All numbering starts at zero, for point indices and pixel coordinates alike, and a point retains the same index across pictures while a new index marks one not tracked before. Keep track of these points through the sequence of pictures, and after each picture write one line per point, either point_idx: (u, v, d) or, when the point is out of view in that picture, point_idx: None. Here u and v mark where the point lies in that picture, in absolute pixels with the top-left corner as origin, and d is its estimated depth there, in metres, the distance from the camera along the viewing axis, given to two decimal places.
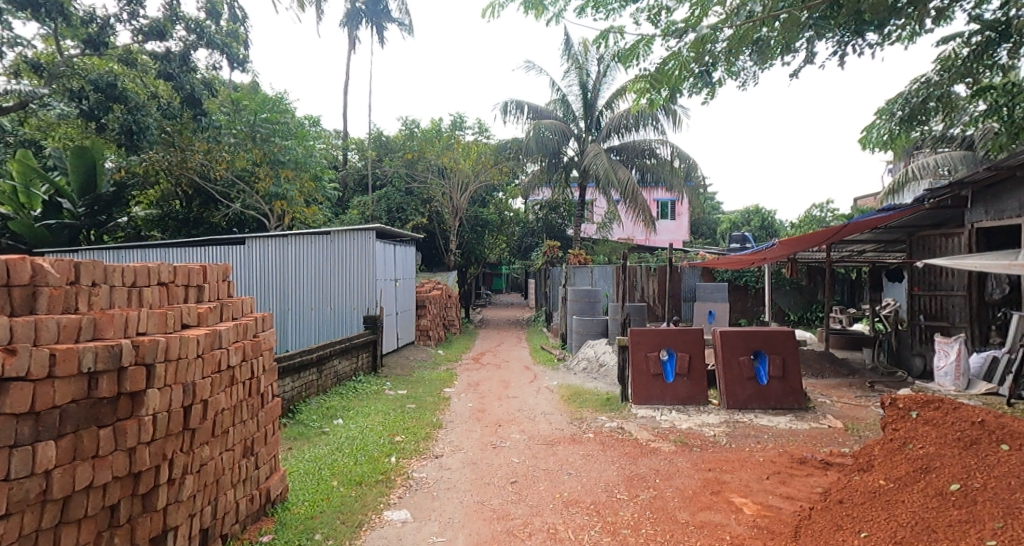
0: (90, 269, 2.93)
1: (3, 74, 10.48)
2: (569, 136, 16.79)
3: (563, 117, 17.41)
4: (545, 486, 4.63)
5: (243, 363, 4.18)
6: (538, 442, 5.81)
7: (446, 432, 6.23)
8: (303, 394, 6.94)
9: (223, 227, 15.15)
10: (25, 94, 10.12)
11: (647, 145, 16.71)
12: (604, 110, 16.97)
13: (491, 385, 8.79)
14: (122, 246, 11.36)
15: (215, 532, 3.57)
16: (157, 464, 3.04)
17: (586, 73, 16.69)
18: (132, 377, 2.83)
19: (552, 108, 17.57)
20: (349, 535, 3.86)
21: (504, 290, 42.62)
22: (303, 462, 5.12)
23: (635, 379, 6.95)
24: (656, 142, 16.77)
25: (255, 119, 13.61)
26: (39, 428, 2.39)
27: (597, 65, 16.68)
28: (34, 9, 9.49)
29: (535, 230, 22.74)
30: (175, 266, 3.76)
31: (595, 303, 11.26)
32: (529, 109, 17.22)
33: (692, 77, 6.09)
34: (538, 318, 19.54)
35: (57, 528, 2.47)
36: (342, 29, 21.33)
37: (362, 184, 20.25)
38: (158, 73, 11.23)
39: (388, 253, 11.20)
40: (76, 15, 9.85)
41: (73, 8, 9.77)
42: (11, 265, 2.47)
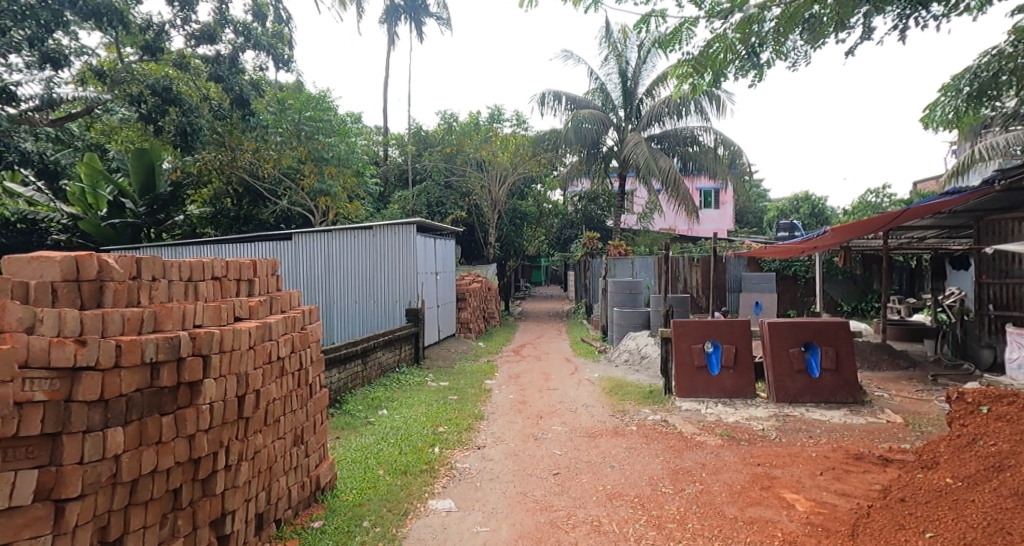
0: (150, 265, 3.21)
1: (71, 82, 11.06)
2: (608, 126, 16.51)
3: (602, 107, 17.11)
4: (587, 478, 4.61)
5: (292, 355, 4.34)
6: (580, 434, 5.77)
7: (488, 424, 6.27)
8: (349, 385, 7.13)
9: (272, 224, 15.66)
10: (91, 101, 10.64)
11: (689, 131, 16.35)
12: (644, 98, 16.57)
13: (532, 377, 8.79)
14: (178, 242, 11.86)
15: (269, 517, 3.76)
16: (215, 451, 3.30)
17: (625, 60, 16.40)
18: (190, 367, 3.12)
19: (590, 97, 17.31)
20: (396, 522, 3.97)
21: (543, 283, 42.53)
22: (350, 450, 5.26)
23: (678, 370, 6.80)
24: (699, 129, 16.39)
25: (300, 118, 14.01)
26: (109, 415, 2.68)
27: (637, 52, 16.39)
28: (96, 19, 9.28)
29: (575, 223, 22.59)
30: (228, 261, 3.95)
31: (637, 295, 11.14)
32: (567, 99, 17.06)
33: (738, 60, 5.80)
34: (578, 309, 19.44)
35: (127, 508, 2.77)
36: (382, 26, 21.54)
37: (402, 179, 20.47)
38: (210, 75, 11.61)
39: (429, 247, 11.34)
40: (135, 24, 10.30)
41: (132, 16, 10.13)
42: (79, 260, 2.77)
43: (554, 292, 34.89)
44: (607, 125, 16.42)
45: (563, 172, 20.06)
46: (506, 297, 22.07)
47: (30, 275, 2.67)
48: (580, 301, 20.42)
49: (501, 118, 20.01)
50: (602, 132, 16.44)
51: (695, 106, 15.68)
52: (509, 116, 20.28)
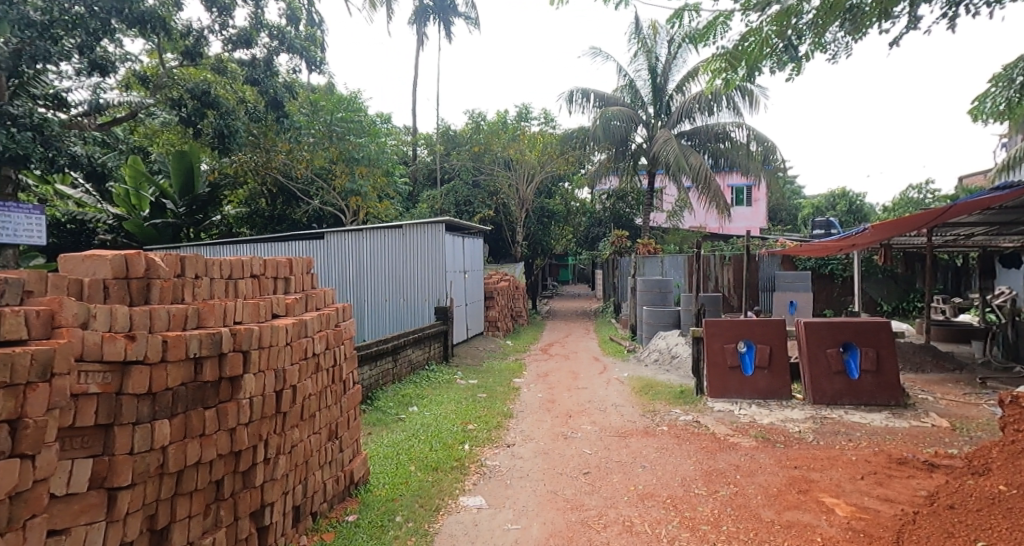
0: (194, 263, 3.31)
1: (117, 88, 11.50)
2: (637, 123, 16.32)
3: (631, 103, 16.91)
4: (618, 478, 4.58)
5: (327, 351, 4.43)
6: (610, 434, 5.74)
7: (517, 422, 6.28)
8: (380, 382, 7.23)
9: (305, 223, 15.97)
10: (135, 105, 11.04)
11: (721, 128, 16.05)
12: (674, 94, 16.37)
13: (561, 376, 8.77)
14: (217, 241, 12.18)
15: (305, 510, 3.86)
16: (254, 444, 3.40)
17: (655, 56, 16.21)
18: (231, 362, 3.22)
19: (619, 94, 17.13)
20: (428, 518, 4.01)
21: (570, 282, 42.35)
22: (382, 446, 5.34)
23: (710, 370, 6.69)
24: (731, 124, 16.08)
25: (331, 119, 14.34)
26: (156, 408, 2.80)
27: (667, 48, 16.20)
28: (141, 26, 9.11)
29: (603, 220, 22.45)
30: (265, 259, 4.06)
31: (667, 294, 11.01)
32: (596, 97, 16.94)
33: (775, 53, 5.67)
34: (606, 309, 19.30)
35: (174, 498, 2.89)
36: (411, 27, 21.77)
37: (431, 178, 20.63)
38: (246, 79, 11.87)
39: (457, 245, 11.42)
40: (177, 30, 10.64)
41: (174, 22, 10.43)
42: (128, 259, 2.89)
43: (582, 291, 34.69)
44: (636, 122, 16.24)
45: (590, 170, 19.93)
46: (534, 295, 22.06)
47: (83, 273, 2.79)
48: (608, 300, 20.29)
49: (528, 116, 20.00)
50: (631, 130, 16.26)
51: (727, 101, 15.39)
52: (537, 115, 20.26)
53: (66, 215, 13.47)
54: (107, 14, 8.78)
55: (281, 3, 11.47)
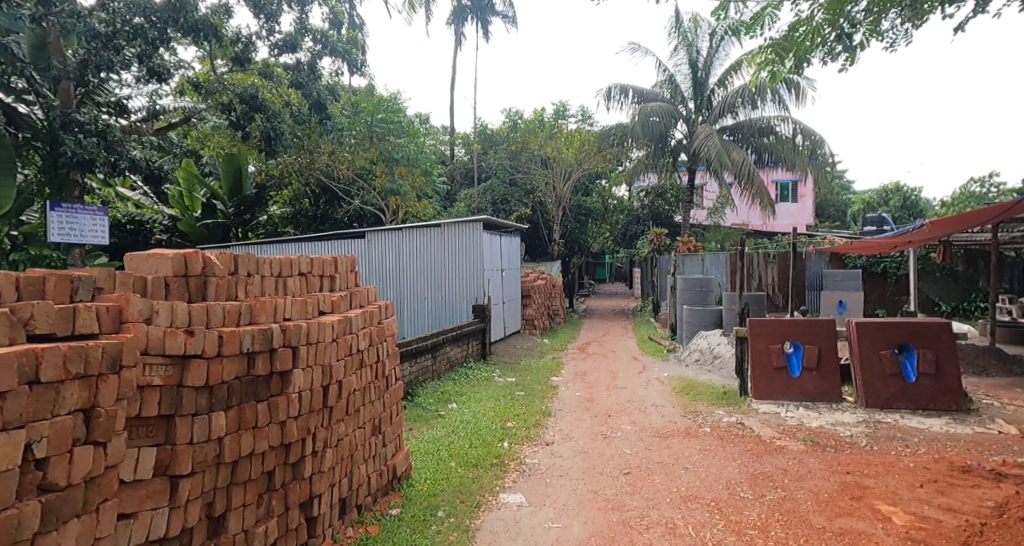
0: (246, 262, 3.43)
1: (172, 94, 12.05)
2: (677, 119, 15.99)
3: (671, 99, 16.56)
4: (660, 479, 4.52)
5: (370, 348, 4.52)
6: (651, 434, 5.66)
7: (556, 420, 6.27)
8: (420, 379, 7.36)
9: (346, 222, 16.32)
10: (189, 110, 11.54)
11: (765, 122, 15.57)
12: (716, 88, 15.99)
13: (599, 375, 8.71)
14: (264, 241, 12.45)
15: (351, 502, 3.95)
16: (303, 437, 3.50)
17: (696, 50, 15.86)
18: (281, 357, 3.33)
19: (658, 89, 16.82)
20: (470, 514, 4.05)
21: (607, 280, 41.99)
22: (423, 442, 5.42)
23: (755, 371, 6.52)
24: (775, 118, 15.57)
25: (372, 119, 14.67)
26: (213, 401, 2.92)
27: (709, 41, 15.85)
28: (195, 34, 9.54)
29: (642, 220, 21.58)
30: (312, 257, 4.17)
31: (708, 293, 10.79)
32: (634, 93, 16.72)
33: (826, 44, 5.47)
34: (645, 308, 19.05)
35: (230, 487, 3.01)
36: (449, 28, 22.01)
37: (468, 178, 20.82)
38: (291, 83, 12.14)
39: (495, 244, 11.48)
40: (227, 38, 11.05)
41: (224, 29, 10.81)
42: (187, 257, 3.03)
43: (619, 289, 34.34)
44: (676, 117, 15.90)
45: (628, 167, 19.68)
46: (570, 294, 21.98)
47: (146, 271, 2.93)
48: (647, 299, 20.01)
49: (566, 114, 19.91)
50: (670, 125, 15.90)
51: (772, 94, 14.94)
52: (574, 112, 20.14)
53: (126, 218, 14.11)
54: (164, 24, 9.14)
55: (325, 8, 11.74)
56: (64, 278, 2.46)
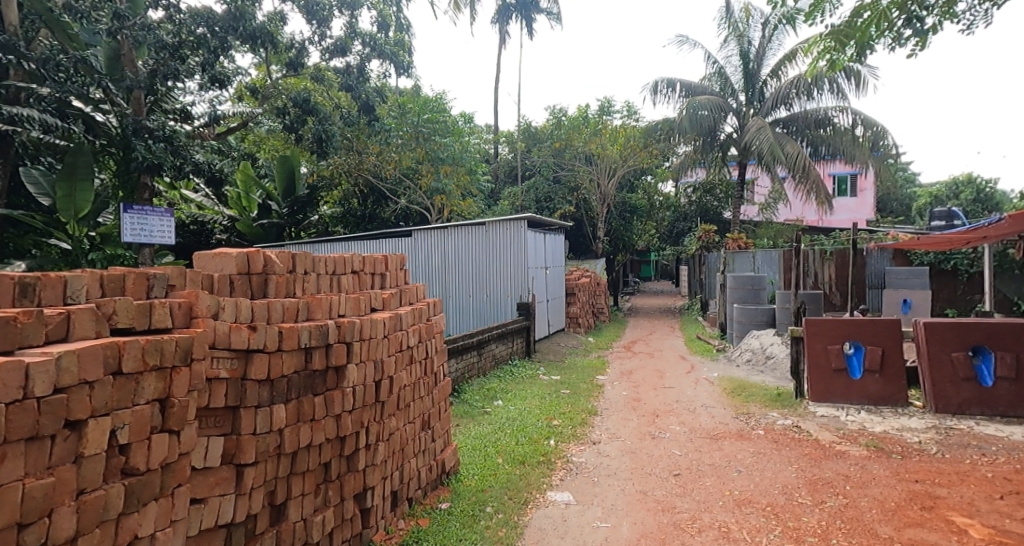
0: (303, 260, 3.55)
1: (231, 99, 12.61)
2: (726, 112, 15.52)
3: (721, 91, 16.11)
4: (711, 482, 4.41)
5: (420, 344, 4.60)
6: (700, 435, 5.54)
7: (602, 419, 6.21)
8: (466, 375, 7.44)
9: (393, 221, 16.67)
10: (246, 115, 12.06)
11: (821, 113, 14.97)
12: (769, 79, 15.45)
13: (645, 375, 8.58)
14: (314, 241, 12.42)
15: (402, 495, 4.04)
16: (357, 430, 3.60)
17: (747, 40, 15.37)
18: (336, 352, 3.43)
19: (707, 83, 16.39)
20: (518, 510, 4.07)
21: (653, 278, 41.26)
22: (470, 438, 5.48)
23: (812, 373, 6.28)
24: (833, 109, 14.91)
25: (419, 120, 14.99)
26: (274, 394, 3.04)
27: (762, 31, 15.33)
28: (253, 42, 10.06)
29: (689, 216, 21.45)
30: (364, 256, 4.27)
31: (760, 291, 10.45)
32: (681, 87, 16.36)
33: (893, 30, 5.19)
34: (692, 306, 18.64)
35: (290, 476, 3.13)
36: (494, 27, 22.13)
37: (512, 176, 20.92)
38: (341, 85, 12.61)
39: (539, 242, 11.48)
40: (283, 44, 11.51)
41: (280, 36, 11.25)
42: (249, 256, 3.16)
43: (665, 288, 33.71)
44: (726, 110, 15.41)
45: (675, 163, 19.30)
46: (615, 292, 21.74)
47: (213, 269, 3.08)
48: (694, 298, 19.58)
49: (611, 110, 19.64)
50: (719, 119, 15.43)
51: (829, 85, 14.33)
52: (619, 108, 19.86)
53: (190, 219, 14.08)
54: (225, 33, 9.70)
55: (373, 11, 12.01)
56: (140, 276, 2.62)
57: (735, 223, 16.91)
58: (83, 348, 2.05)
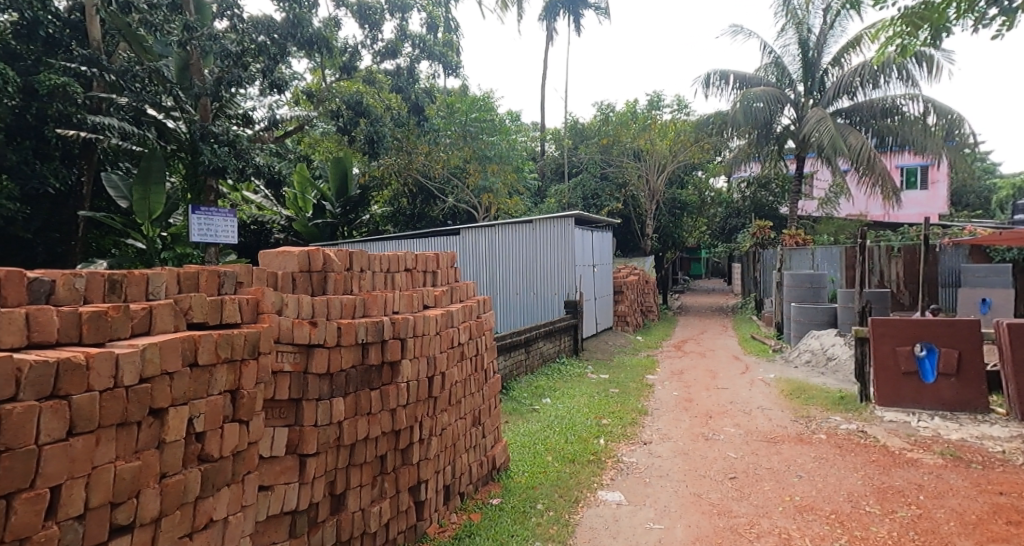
0: (359, 258, 3.65)
1: (289, 103, 13.11)
2: (784, 103, 14.94)
3: (777, 82, 15.52)
4: (770, 486, 4.26)
5: (470, 341, 4.65)
6: (757, 438, 5.36)
7: (653, 419, 6.11)
8: (514, 373, 7.48)
9: (441, 220, 16.93)
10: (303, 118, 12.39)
11: (888, 102, 14.18)
12: (830, 69, 14.75)
13: (697, 375, 8.37)
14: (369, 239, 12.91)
15: (454, 489, 4.10)
16: (411, 425, 3.67)
17: (807, 28, 14.70)
18: (391, 348, 3.51)
19: (763, 73, 15.82)
20: (568, 508, 4.06)
21: (703, 276, 40.18)
22: (519, 435, 5.50)
23: (879, 376, 5.96)
24: (902, 97, 14.10)
25: (466, 119, 15.15)
26: (334, 387, 3.13)
27: (824, 17, 14.64)
28: (310, 46, 10.63)
29: (743, 212, 20.61)
30: (416, 253, 4.35)
31: (820, 289, 10.02)
32: (735, 78, 15.85)
33: (974, 10, 4.85)
34: (746, 305, 18.04)
35: (348, 468, 3.23)
36: (540, 24, 22.10)
37: (558, 173, 20.85)
38: (392, 87, 12.95)
39: (586, 240, 11.39)
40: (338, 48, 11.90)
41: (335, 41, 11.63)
42: (310, 254, 3.29)
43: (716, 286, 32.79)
44: (783, 102, 14.85)
45: (727, 157, 18.74)
46: (664, 290, 21.33)
47: (276, 267, 3.21)
48: (748, 297, 18.95)
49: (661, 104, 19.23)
50: (776, 110, 14.85)
51: (898, 72, 13.56)
52: (669, 102, 19.41)
53: (250, 219, 14.76)
54: (284, 39, 10.22)
55: (423, 13, 12.24)
56: (212, 273, 2.74)
57: (793, 219, 16.21)
58: (164, 340, 2.17)
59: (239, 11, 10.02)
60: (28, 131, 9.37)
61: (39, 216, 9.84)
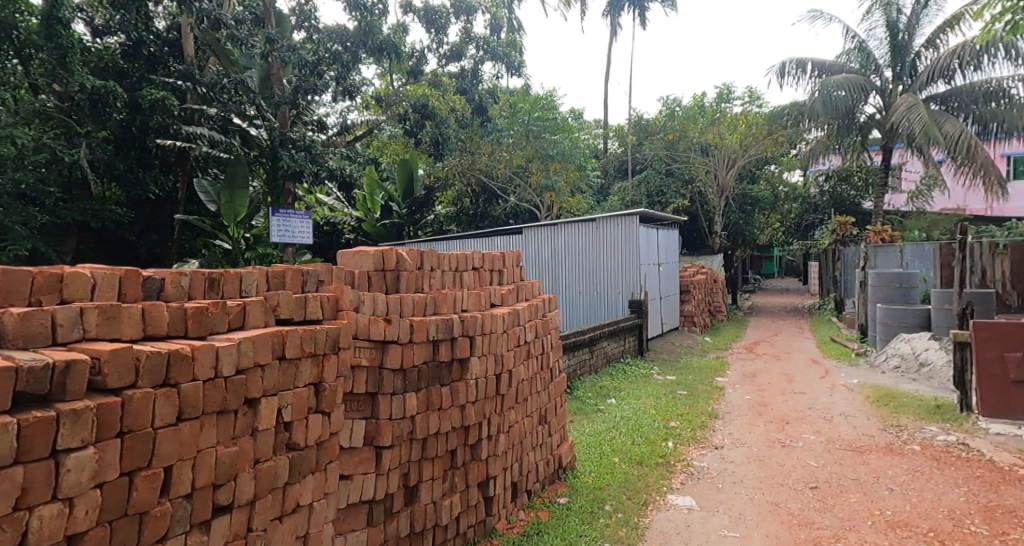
0: (429, 257, 3.73)
1: (359, 107, 13.58)
2: (868, 91, 13.96)
3: (861, 68, 14.56)
4: (857, 499, 3.99)
5: (537, 340, 4.66)
6: (841, 447, 5.04)
7: (725, 423, 5.89)
8: (578, 372, 7.44)
9: (503, 220, 17.09)
10: (372, 123, 12.86)
11: (992, 85, 12.97)
12: (923, 50, 13.72)
13: (772, 378, 7.99)
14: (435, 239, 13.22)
15: (522, 487, 4.12)
16: (480, 421, 3.72)
17: (895, 8, 13.66)
18: (460, 345, 3.57)
19: (844, 60, 14.91)
20: (637, 511, 3.98)
21: (777, 275, 38.28)
22: (584, 435, 5.45)
23: (983, 385, 5.45)
24: (1010, 79, 12.85)
25: (529, 119, 15.19)
26: (407, 383, 3.22)
27: None
28: (379, 53, 11.06)
29: (820, 207, 19.49)
30: (483, 253, 4.40)
31: (912, 290, 9.29)
32: (813, 66, 15.05)
33: None
34: (824, 306, 17.06)
35: (421, 461, 3.31)
36: (604, 19, 21.85)
37: (622, 170, 20.52)
38: (456, 90, 13.39)
39: (652, 238, 11.15)
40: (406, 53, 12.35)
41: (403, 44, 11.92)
42: (384, 254, 3.40)
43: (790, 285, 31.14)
44: (868, 90, 13.89)
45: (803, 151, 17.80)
46: (733, 290, 20.52)
47: (353, 266, 3.34)
48: (826, 297, 17.91)
49: (731, 97, 18.51)
50: (859, 99, 13.90)
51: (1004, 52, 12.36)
52: (740, 94, 18.64)
53: (324, 221, 15.59)
54: (356, 47, 10.74)
55: (487, 15, 12.40)
56: (297, 272, 2.88)
57: (878, 214, 15.14)
58: (257, 335, 2.31)
59: (316, 23, 10.63)
60: (133, 142, 10.18)
61: (141, 219, 10.91)
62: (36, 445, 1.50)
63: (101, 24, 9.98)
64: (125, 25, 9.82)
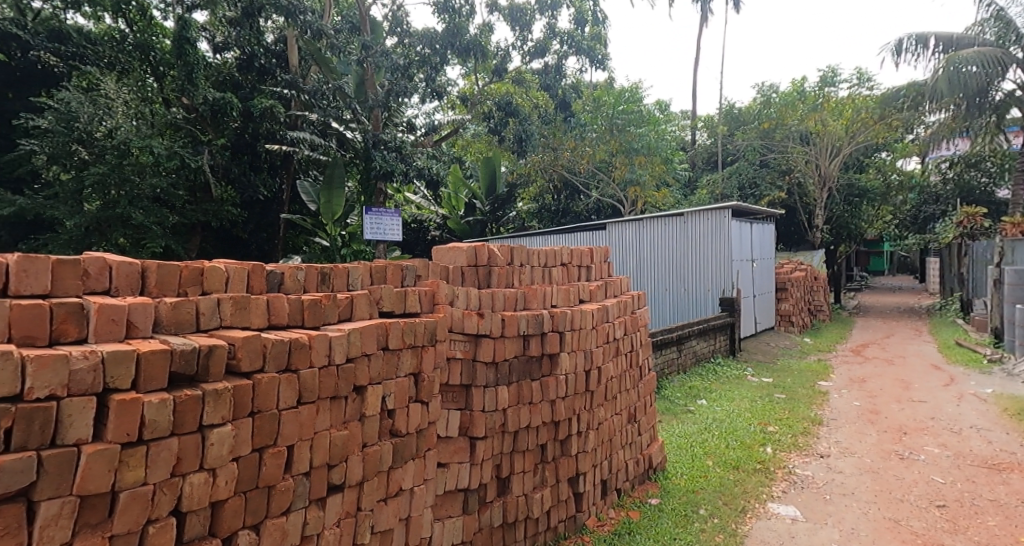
0: (520, 252, 3.74)
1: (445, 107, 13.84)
2: (1007, 65, 12.27)
3: (997, 41, 12.98)
4: (996, 522, 3.55)
5: (625, 337, 4.55)
6: (972, 463, 4.51)
7: (830, 431, 5.47)
8: (665, 371, 7.21)
9: (586, 215, 16.95)
10: (457, 123, 13.11)
11: None
12: None
13: (884, 384, 7.32)
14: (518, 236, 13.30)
15: (611, 485, 4.05)
16: (569, 417, 3.69)
17: None
18: (551, 340, 3.55)
19: (976, 31, 13.33)
20: (735, 517, 3.79)
21: (886, 272, 35.09)
22: (674, 436, 5.27)
23: None
24: None
25: (614, 112, 14.92)
26: (499, 376, 3.25)
27: None
28: (466, 54, 11.28)
29: (942, 197, 18.12)
30: (571, 249, 4.36)
31: None
32: (939, 42, 13.64)
33: None
34: (947, 306, 15.40)
35: (512, 453, 3.34)
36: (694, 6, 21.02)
37: (711, 162, 19.64)
38: (540, 86, 13.33)
39: (745, 232, 10.58)
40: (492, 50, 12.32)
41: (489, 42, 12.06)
42: (476, 250, 3.45)
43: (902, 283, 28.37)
44: (1006, 64, 12.23)
45: (923, 135, 16.23)
46: (836, 288, 19.07)
47: (448, 262, 3.44)
48: (948, 297, 16.15)
49: (836, 80, 17.14)
50: (994, 74, 12.30)
51: None
52: (847, 76, 17.22)
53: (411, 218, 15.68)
54: (444, 49, 11.04)
55: (571, 9, 12.29)
56: (397, 266, 3.00)
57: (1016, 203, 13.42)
58: (364, 326, 2.43)
59: (407, 27, 11.06)
60: (246, 148, 11.20)
61: (252, 219, 11.94)
62: (188, 419, 1.66)
63: (221, 41, 10.82)
64: (240, 40, 10.75)
